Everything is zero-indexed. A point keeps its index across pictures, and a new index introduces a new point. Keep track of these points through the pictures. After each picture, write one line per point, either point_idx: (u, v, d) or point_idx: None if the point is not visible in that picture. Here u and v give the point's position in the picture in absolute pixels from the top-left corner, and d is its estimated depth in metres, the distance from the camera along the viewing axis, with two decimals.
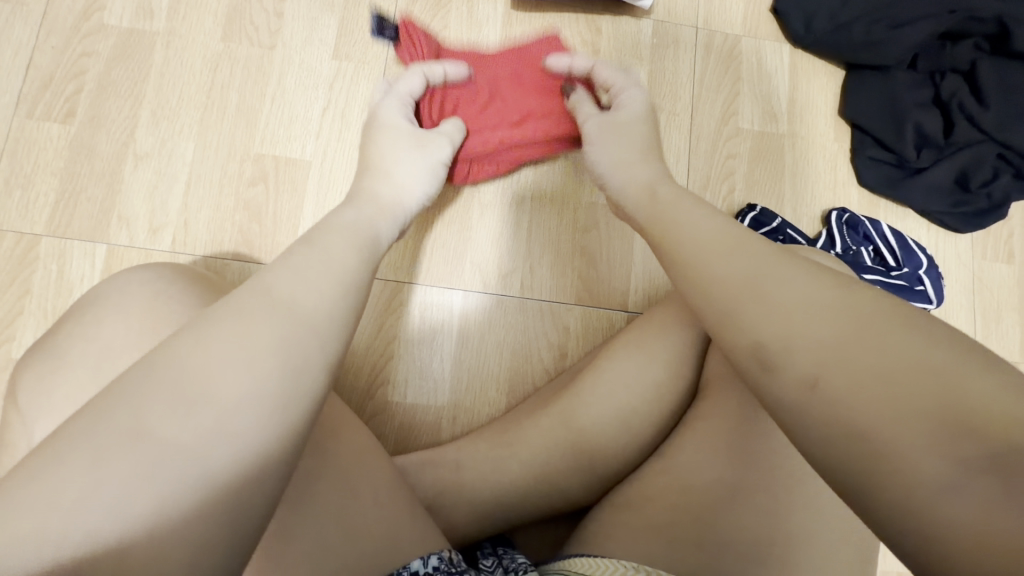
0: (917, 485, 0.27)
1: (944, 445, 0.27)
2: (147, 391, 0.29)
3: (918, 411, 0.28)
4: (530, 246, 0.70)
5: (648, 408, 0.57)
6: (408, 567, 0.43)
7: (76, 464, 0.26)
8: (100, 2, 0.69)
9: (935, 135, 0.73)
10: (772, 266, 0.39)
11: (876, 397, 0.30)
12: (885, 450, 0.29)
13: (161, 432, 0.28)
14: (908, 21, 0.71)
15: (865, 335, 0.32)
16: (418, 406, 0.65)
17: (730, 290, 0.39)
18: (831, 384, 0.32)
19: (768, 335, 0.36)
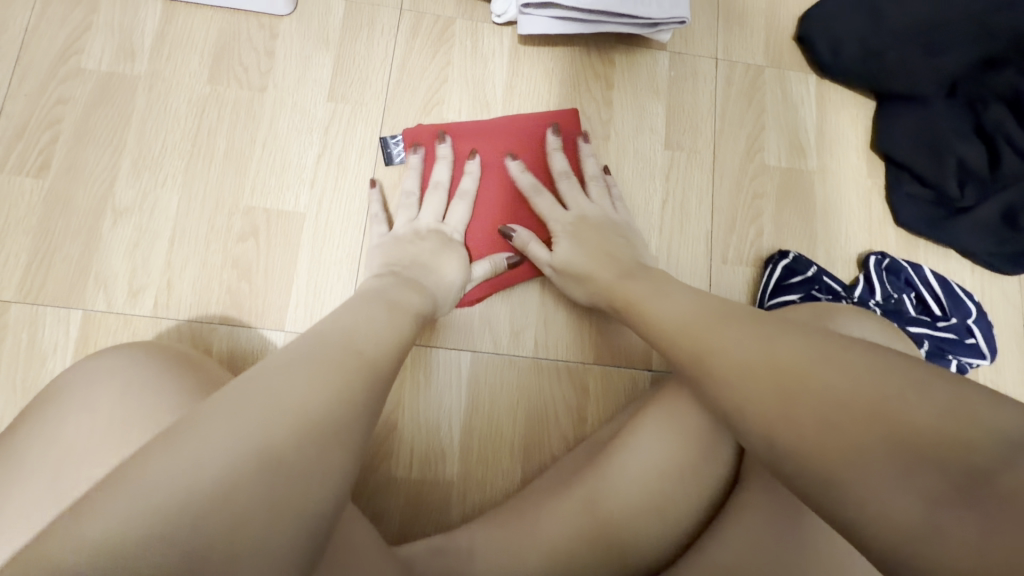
0: (901, 527, 0.26)
1: (918, 481, 0.26)
2: (250, 388, 0.30)
3: (885, 445, 0.27)
4: (543, 302, 0.64)
5: (683, 489, 0.51)
6: None
7: (191, 439, 0.26)
8: (77, 45, 0.64)
9: (979, 170, 0.67)
10: (721, 329, 0.39)
11: (831, 439, 0.29)
12: (863, 498, 0.27)
13: (265, 416, 0.29)
14: (945, 49, 0.66)
15: (811, 374, 0.32)
16: (424, 479, 0.60)
17: (762, 381, 0.34)
18: (784, 437, 0.31)
19: (728, 399, 0.36)
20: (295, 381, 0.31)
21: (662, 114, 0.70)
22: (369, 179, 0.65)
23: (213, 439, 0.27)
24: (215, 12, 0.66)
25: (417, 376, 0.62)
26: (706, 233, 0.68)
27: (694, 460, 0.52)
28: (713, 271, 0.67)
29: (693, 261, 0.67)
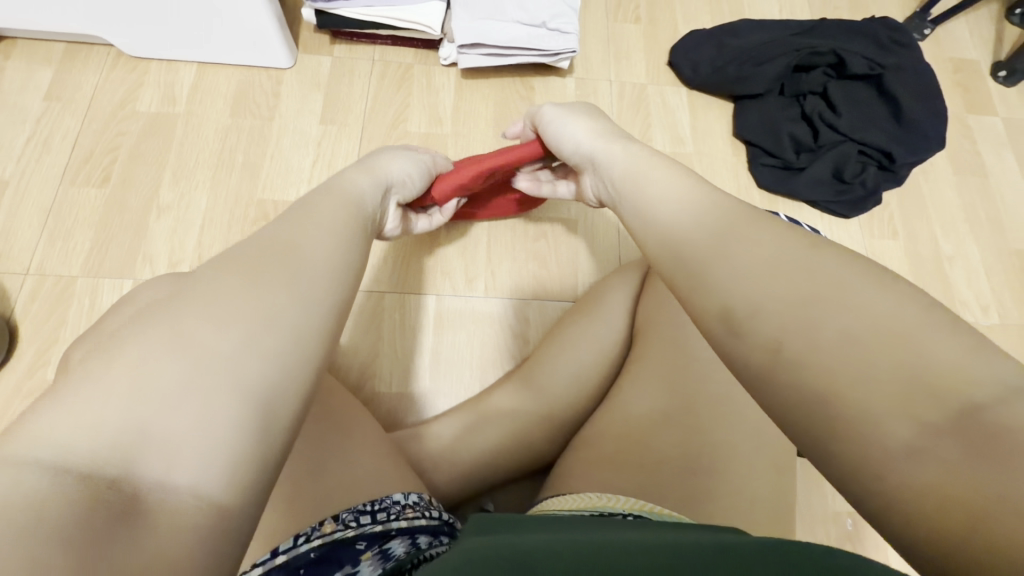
0: (878, 447, 0.28)
1: (908, 408, 0.28)
2: (184, 312, 0.32)
3: (886, 375, 0.29)
4: (489, 253, 0.83)
5: (592, 366, 0.69)
6: (393, 496, 0.52)
7: (127, 369, 0.29)
8: (133, 96, 0.87)
9: (807, 141, 0.90)
10: (733, 235, 0.39)
11: (846, 366, 0.30)
12: (855, 421, 0.29)
13: (203, 345, 0.31)
14: (767, 61, 0.92)
15: (828, 300, 0.32)
16: (403, 394, 0.75)
17: (699, 255, 0.40)
18: (793, 349, 0.32)
19: (737, 299, 0.36)
20: (237, 298, 0.34)
21: None
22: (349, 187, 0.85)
23: (148, 372, 0.29)
24: (236, 70, 0.90)
25: (393, 317, 0.79)
26: None
27: (601, 345, 0.70)
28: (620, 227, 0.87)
29: (604, 220, 0.87)
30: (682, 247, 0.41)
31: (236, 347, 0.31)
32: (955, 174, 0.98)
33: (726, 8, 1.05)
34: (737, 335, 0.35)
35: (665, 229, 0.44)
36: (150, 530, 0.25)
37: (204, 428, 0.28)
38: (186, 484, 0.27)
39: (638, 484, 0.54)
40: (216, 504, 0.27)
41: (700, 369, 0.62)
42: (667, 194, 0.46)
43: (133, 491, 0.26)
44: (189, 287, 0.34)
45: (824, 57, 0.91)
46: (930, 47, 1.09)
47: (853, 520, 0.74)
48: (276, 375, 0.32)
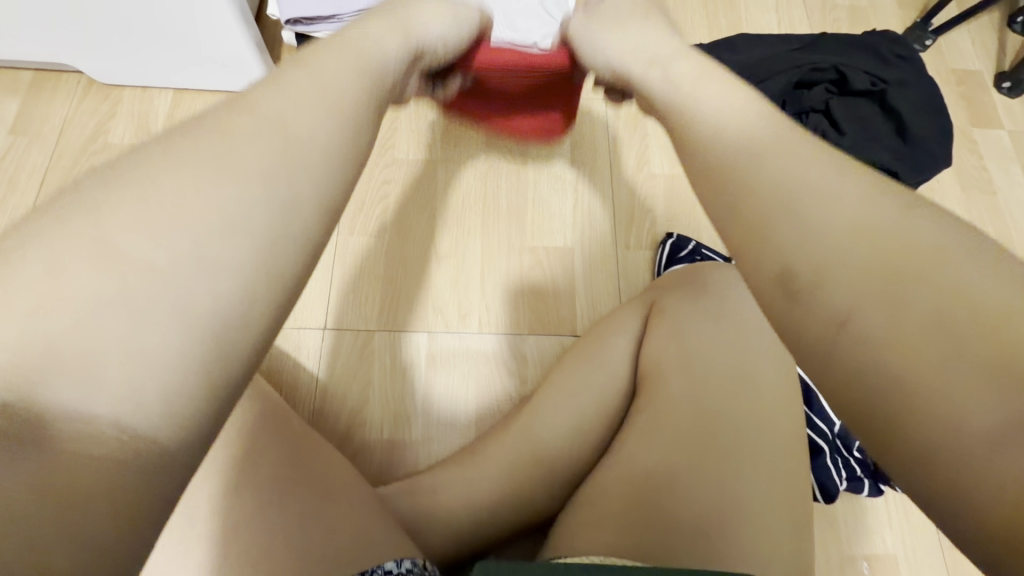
0: (959, 436, 0.22)
1: (1005, 396, 0.22)
2: (112, 197, 0.25)
3: (983, 358, 0.23)
4: (484, 287, 0.80)
5: (594, 411, 0.65)
6: (383, 566, 0.46)
7: (28, 273, 0.23)
8: (105, 128, 0.83)
9: None
10: (812, 172, 0.31)
11: (928, 347, 0.24)
12: (932, 403, 0.23)
13: (130, 245, 0.25)
14: (767, 78, 0.88)
15: (923, 266, 0.26)
16: (394, 440, 0.71)
17: (761, 196, 0.31)
18: (861, 326, 0.26)
19: (804, 263, 0.28)
20: (184, 178, 0.26)
21: (567, 142, 0.90)
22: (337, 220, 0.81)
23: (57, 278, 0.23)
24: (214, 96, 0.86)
25: (384, 358, 0.75)
26: (611, 226, 0.85)
27: (602, 389, 0.66)
28: (619, 255, 0.84)
29: (602, 248, 0.84)
30: (752, 188, 0.31)
31: (169, 254, 0.25)
32: (961, 190, 0.95)
33: (723, 22, 1.02)
34: (798, 298, 0.28)
35: (731, 148, 0.34)
36: (66, 464, 0.21)
37: (133, 354, 0.23)
38: (113, 415, 0.22)
39: (645, 551, 0.51)
40: (146, 440, 0.23)
41: (710, 420, 0.59)
42: (742, 118, 0.35)
43: (35, 426, 0.21)
44: (124, 161, 0.27)
45: (825, 73, 0.87)
46: (932, 58, 1.06)
47: (869, 564, 0.71)
48: (225, 288, 0.26)
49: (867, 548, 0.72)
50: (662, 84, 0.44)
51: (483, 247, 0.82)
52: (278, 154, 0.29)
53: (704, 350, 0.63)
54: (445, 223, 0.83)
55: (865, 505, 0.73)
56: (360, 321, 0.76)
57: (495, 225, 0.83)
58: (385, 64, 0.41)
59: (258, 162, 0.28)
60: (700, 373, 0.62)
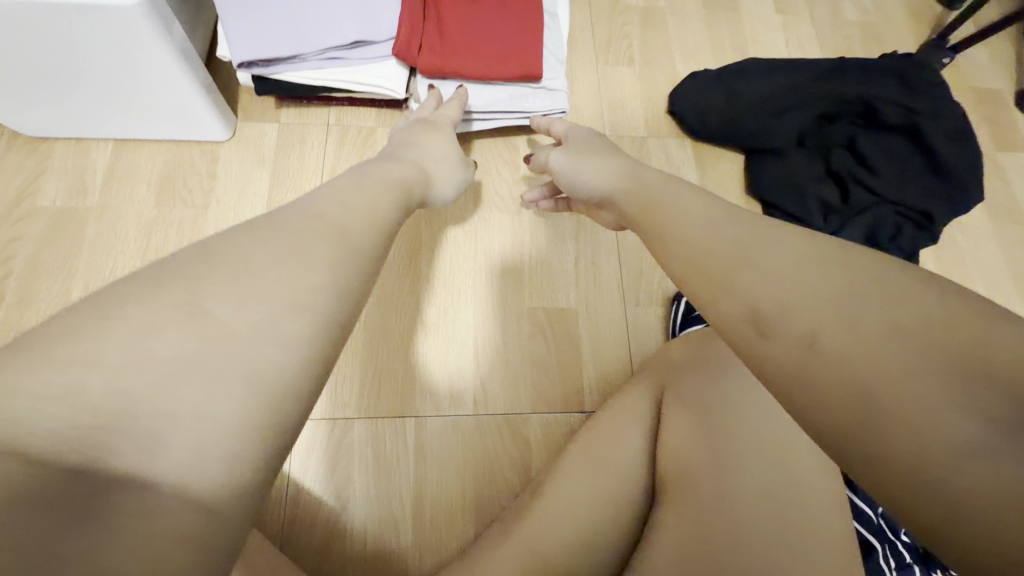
0: (937, 452, 0.23)
1: (965, 401, 0.24)
2: (201, 269, 0.29)
3: (930, 363, 0.25)
4: (478, 360, 0.70)
5: (610, 517, 0.55)
6: None
7: (118, 332, 0.25)
8: (33, 187, 0.71)
9: (835, 202, 0.78)
10: (766, 240, 0.35)
11: (877, 359, 0.26)
12: (909, 418, 0.24)
13: (213, 312, 0.28)
14: (786, 111, 0.80)
15: (863, 294, 0.28)
16: (380, 552, 0.61)
17: (721, 253, 0.36)
18: (830, 340, 0.28)
19: (768, 299, 0.32)
20: (272, 259, 0.32)
21: None
22: None
23: (147, 336, 0.26)
24: (163, 146, 0.75)
25: (366, 452, 0.65)
26: (617, 282, 0.76)
27: (620, 489, 0.57)
28: (628, 316, 0.75)
29: (609, 306, 0.75)
30: (723, 256, 0.36)
31: (247, 321, 0.29)
32: (992, 223, 0.88)
33: (728, 45, 0.94)
34: (768, 336, 0.30)
35: (687, 235, 0.40)
36: (133, 527, 0.22)
37: (203, 412, 0.25)
38: (170, 477, 0.23)
39: None
40: (202, 505, 0.24)
41: (746, 522, 0.50)
42: (704, 210, 0.41)
43: (110, 479, 0.23)
44: (201, 251, 0.31)
45: (851, 104, 0.79)
46: (950, 76, 0.99)
47: None
48: (288, 359, 0.29)
49: None
50: (633, 184, 0.53)
51: (475, 312, 0.72)
52: (326, 247, 0.34)
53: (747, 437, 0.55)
54: (431, 285, 0.73)
55: None
56: (337, 408, 0.66)
57: (488, 285, 0.74)
58: (399, 187, 0.50)
59: (313, 254, 0.33)
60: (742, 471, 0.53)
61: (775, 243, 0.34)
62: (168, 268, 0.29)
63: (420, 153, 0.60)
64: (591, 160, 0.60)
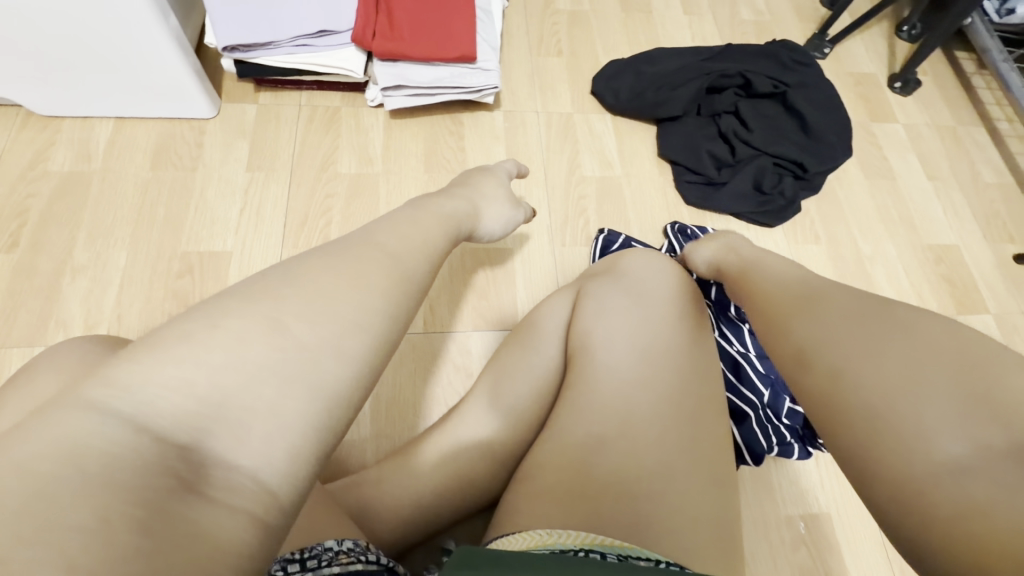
0: (925, 465, 0.32)
1: (968, 428, 0.32)
2: (287, 286, 0.34)
3: (948, 395, 0.34)
4: (427, 289, 0.83)
5: (531, 397, 0.67)
6: (324, 545, 0.50)
7: (214, 336, 0.30)
8: (45, 155, 0.84)
9: (725, 157, 0.94)
10: (833, 296, 0.45)
11: (905, 392, 0.35)
12: (901, 435, 0.34)
13: (296, 326, 0.32)
14: (681, 85, 0.97)
15: (898, 339, 0.38)
16: (344, 442, 0.73)
17: (788, 301, 0.48)
18: (854, 373, 0.38)
19: (814, 340, 0.42)
20: (344, 281, 0.35)
21: (502, 152, 0.95)
22: (280, 233, 0.83)
23: (230, 340, 0.30)
24: (156, 122, 0.89)
25: None
26: (547, 230, 0.90)
27: (539, 374, 0.68)
28: (557, 255, 0.89)
29: (541, 248, 0.89)
30: (796, 310, 0.47)
31: (321, 338, 0.32)
32: (865, 178, 1.04)
33: (642, 39, 1.11)
34: (805, 366, 0.41)
35: (765, 294, 0.52)
36: (208, 509, 0.25)
37: (278, 410, 0.29)
38: (248, 466, 0.27)
39: (579, 516, 0.53)
40: (270, 494, 0.27)
41: (638, 390, 0.60)
42: (772, 278, 0.54)
43: (202, 461, 0.27)
44: (281, 270, 0.35)
45: (733, 79, 0.97)
46: (832, 64, 1.18)
47: (805, 523, 0.76)
48: (349, 376, 0.32)
49: (799, 508, 0.77)
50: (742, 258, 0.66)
51: None
52: (388, 272, 0.38)
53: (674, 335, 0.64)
54: None
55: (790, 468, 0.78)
56: None
57: None
58: (455, 218, 0.56)
59: (377, 278, 0.37)
60: (659, 354, 0.63)
61: (835, 294, 0.45)
62: (254, 284, 0.34)
63: (471, 189, 0.67)
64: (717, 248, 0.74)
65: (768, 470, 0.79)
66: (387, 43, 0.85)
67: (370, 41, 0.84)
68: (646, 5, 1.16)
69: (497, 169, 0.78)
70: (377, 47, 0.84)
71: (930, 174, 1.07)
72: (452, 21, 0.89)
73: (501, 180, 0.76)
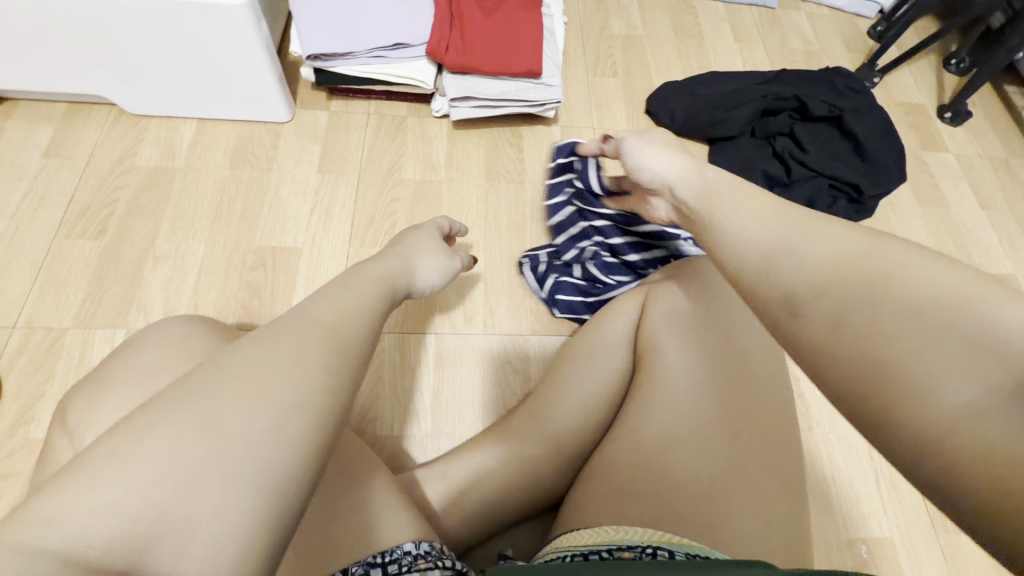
0: (934, 412, 0.30)
1: (972, 374, 0.30)
2: (215, 379, 0.32)
3: (948, 342, 0.31)
4: (487, 292, 0.85)
5: (598, 398, 0.68)
6: (402, 547, 0.49)
7: (147, 442, 0.28)
8: (133, 152, 0.89)
9: (781, 177, 0.96)
10: (806, 232, 0.40)
11: (912, 340, 0.32)
12: (908, 384, 0.31)
13: (231, 418, 0.30)
14: (737, 107, 0.99)
15: (889, 280, 0.35)
16: (404, 437, 0.74)
17: (764, 241, 0.42)
18: (852, 323, 0.35)
19: (802, 286, 0.38)
20: (276, 361, 0.33)
21: None
22: (348, 232, 0.87)
23: (163, 443, 0.28)
24: (235, 125, 0.94)
25: (393, 358, 0.79)
26: None
27: (607, 375, 0.69)
28: None
29: None
30: (770, 252, 0.41)
31: (265, 421, 0.31)
32: (918, 204, 1.05)
33: (694, 64, 1.15)
34: (800, 317, 0.37)
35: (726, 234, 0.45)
36: None
37: (224, 511, 0.28)
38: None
39: (654, 514, 0.53)
40: None
41: (709, 390, 0.61)
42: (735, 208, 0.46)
43: None
44: (216, 361, 0.33)
45: (788, 102, 1.00)
46: (881, 93, 1.19)
47: (867, 547, 0.75)
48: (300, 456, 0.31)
49: (859, 531, 0.76)
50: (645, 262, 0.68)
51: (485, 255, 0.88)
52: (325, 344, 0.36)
53: (698, 331, 0.65)
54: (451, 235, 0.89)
55: (849, 490, 0.78)
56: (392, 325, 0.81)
57: (497, 236, 0.90)
58: (386, 282, 0.49)
59: (315, 351, 0.35)
60: (690, 354, 0.64)
61: (820, 229, 0.40)
62: (188, 381, 0.32)
63: (399, 247, 0.60)
64: (655, 159, 0.58)
65: (827, 489, 0.78)
66: (459, 54, 0.89)
67: (443, 53, 0.88)
68: (698, 32, 1.20)
69: (427, 225, 0.70)
70: (449, 59, 0.89)
71: (983, 202, 1.07)
72: (520, 37, 0.92)
73: (430, 233, 0.68)
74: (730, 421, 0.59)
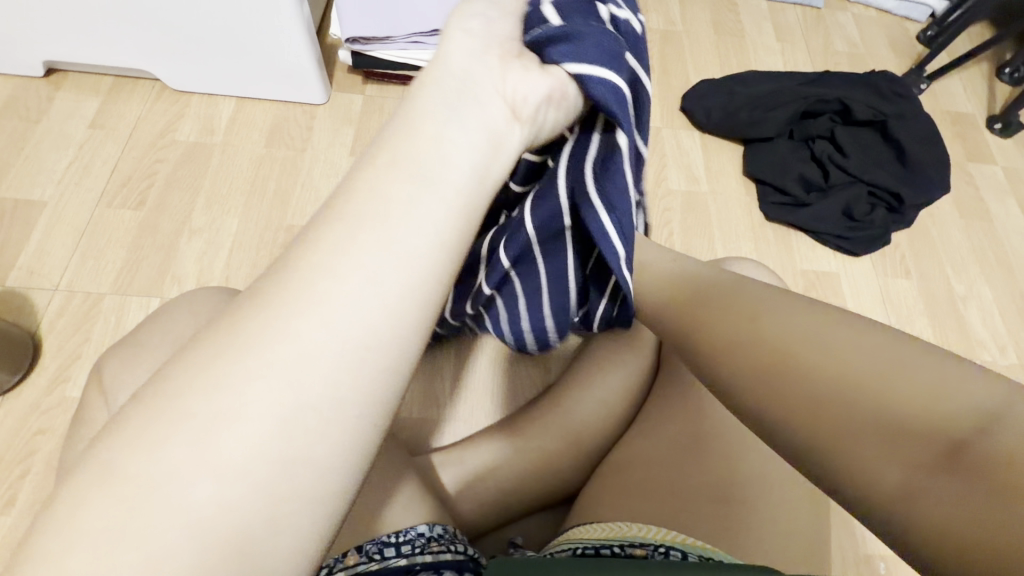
0: (875, 480, 0.32)
1: (900, 448, 0.32)
2: (217, 343, 0.26)
3: (875, 421, 0.33)
4: None
5: (619, 395, 0.68)
6: (415, 528, 0.49)
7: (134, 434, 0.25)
8: (174, 126, 0.91)
9: (817, 181, 0.94)
10: (746, 305, 0.42)
11: (841, 413, 0.34)
12: (853, 458, 0.33)
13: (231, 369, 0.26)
14: (776, 107, 0.98)
15: (821, 360, 0.36)
16: (423, 422, 0.75)
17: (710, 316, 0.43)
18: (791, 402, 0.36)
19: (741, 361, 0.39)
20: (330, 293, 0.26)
21: None
22: None
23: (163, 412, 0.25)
24: (273, 105, 0.95)
25: None
26: None
27: (631, 371, 0.69)
28: None
29: None
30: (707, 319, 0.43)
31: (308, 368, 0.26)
32: (960, 217, 1.01)
33: (734, 62, 1.12)
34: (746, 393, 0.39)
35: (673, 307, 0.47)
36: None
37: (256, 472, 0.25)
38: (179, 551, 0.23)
39: (667, 512, 0.53)
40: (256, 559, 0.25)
41: None
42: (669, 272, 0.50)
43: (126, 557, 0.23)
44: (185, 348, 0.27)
45: (830, 104, 0.97)
46: (927, 101, 1.15)
47: (885, 564, 0.73)
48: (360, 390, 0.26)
49: (880, 547, 0.74)
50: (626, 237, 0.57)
51: None
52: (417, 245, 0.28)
53: None
54: None
55: None
56: None
57: None
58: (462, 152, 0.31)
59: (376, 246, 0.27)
60: None
61: (762, 300, 0.42)
62: (156, 393, 0.25)
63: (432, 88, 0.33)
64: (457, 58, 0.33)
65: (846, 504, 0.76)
66: None
67: None
68: (739, 30, 1.17)
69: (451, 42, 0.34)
70: None
71: None
72: None
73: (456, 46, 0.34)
74: (740, 430, 0.58)
